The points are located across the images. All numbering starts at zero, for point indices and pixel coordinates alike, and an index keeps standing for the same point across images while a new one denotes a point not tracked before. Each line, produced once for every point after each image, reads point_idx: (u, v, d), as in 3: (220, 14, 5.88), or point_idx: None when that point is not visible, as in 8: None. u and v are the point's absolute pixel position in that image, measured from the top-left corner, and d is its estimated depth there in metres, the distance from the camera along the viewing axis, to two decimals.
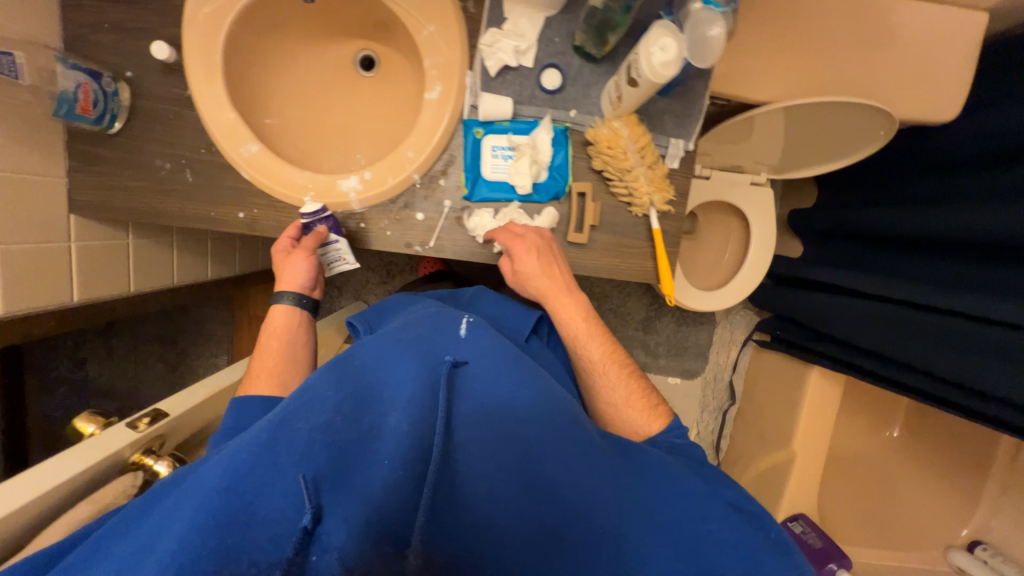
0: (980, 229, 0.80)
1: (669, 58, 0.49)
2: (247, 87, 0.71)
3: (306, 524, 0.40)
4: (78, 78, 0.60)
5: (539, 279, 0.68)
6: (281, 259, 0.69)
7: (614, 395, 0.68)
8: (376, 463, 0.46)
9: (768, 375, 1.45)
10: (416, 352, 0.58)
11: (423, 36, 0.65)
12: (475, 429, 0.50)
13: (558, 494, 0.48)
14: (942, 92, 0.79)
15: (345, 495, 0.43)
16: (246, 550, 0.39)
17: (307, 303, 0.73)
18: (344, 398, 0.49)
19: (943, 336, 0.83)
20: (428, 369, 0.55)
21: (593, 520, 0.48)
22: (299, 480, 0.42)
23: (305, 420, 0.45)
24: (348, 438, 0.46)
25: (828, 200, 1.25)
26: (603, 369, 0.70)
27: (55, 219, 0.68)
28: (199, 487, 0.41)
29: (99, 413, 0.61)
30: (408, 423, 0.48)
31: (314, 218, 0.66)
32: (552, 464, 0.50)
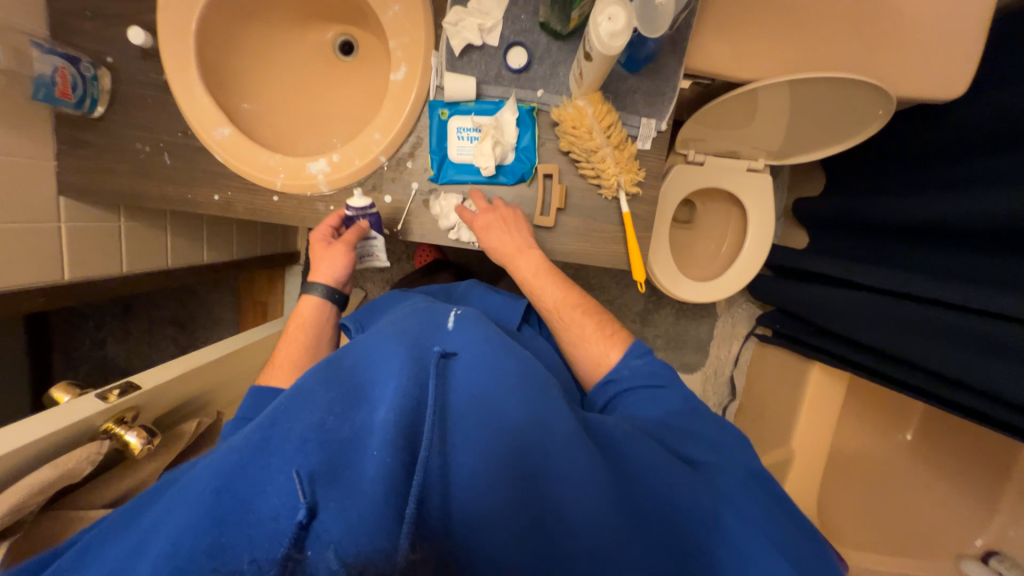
0: (986, 213, 0.75)
1: (618, 28, 0.47)
2: (224, 71, 0.72)
3: (301, 519, 0.39)
4: (56, 62, 0.63)
5: (498, 252, 0.68)
6: (319, 249, 0.70)
7: (575, 335, 0.71)
8: (366, 456, 0.43)
9: (770, 371, 1.39)
10: (405, 341, 0.56)
11: (388, 16, 0.65)
12: (471, 419, 0.48)
13: (560, 483, 0.46)
14: (948, 67, 0.73)
15: (342, 489, 0.41)
16: (243, 548, 0.38)
17: (337, 298, 0.75)
18: (336, 396, 0.48)
19: (952, 334, 0.78)
20: (416, 358, 0.53)
21: (596, 511, 0.45)
22: (294, 477, 0.41)
23: (296, 419, 0.44)
24: (341, 434, 0.44)
25: (834, 188, 1.19)
26: (563, 315, 0.71)
27: (44, 200, 0.72)
28: (194, 490, 0.41)
29: (77, 384, 0.64)
30: (396, 410, 0.45)
31: (359, 214, 0.66)
32: (550, 450, 0.47)
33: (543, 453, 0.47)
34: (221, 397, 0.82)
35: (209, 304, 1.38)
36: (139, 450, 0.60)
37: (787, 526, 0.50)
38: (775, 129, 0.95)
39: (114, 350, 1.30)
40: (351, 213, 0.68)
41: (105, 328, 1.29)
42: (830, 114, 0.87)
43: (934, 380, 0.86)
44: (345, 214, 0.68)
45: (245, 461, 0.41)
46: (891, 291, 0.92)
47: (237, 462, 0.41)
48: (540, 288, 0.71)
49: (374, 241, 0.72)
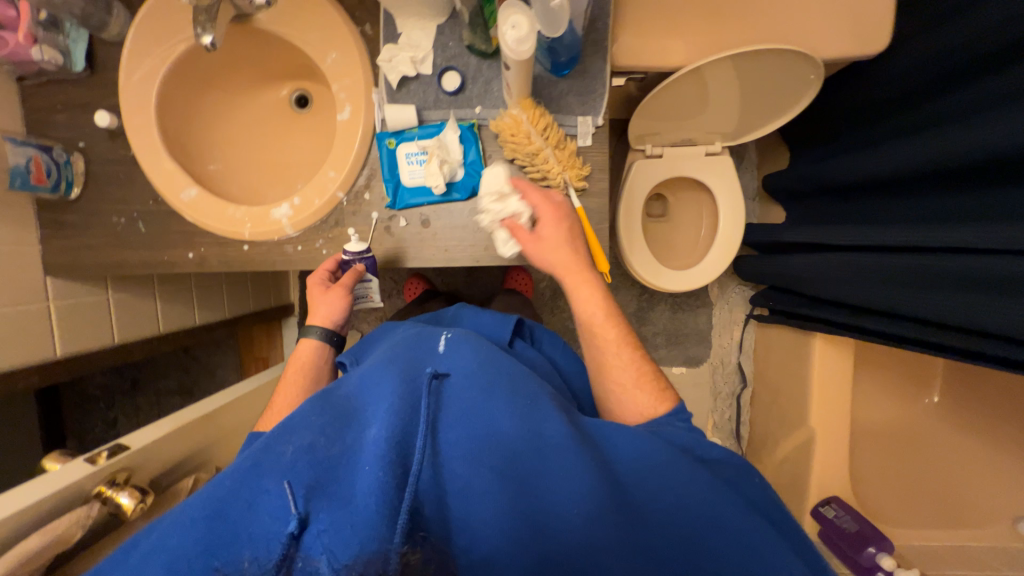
0: (945, 151, 0.74)
1: (522, 35, 0.50)
2: (188, 137, 0.77)
3: (293, 529, 0.38)
4: (28, 152, 0.67)
5: (553, 263, 0.65)
6: (316, 294, 0.69)
7: (622, 376, 0.62)
8: (358, 473, 0.41)
9: (776, 351, 1.36)
10: (397, 362, 0.53)
11: (328, 63, 0.70)
12: (465, 432, 0.45)
13: (555, 492, 0.42)
14: (867, 22, 0.75)
15: (337, 504, 0.40)
16: (243, 548, 0.38)
17: (335, 341, 0.71)
18: (330, 419, 0.46)
19: (933, 277, 0.76)
20: (408, 382, 0.49)
21: (597, 520, 0.41)
22: (285, 491, 0.39)
23: (288, 442, 0.43)
24: (332, 454, 0.42)
25: (799, 158, 1.19)
26: (608, 354, 0.64)
27: (33, 283, 0.76)
28: (188, 511, 0.39)
29: (70, 453, 0.66)
30: (388, 427, 0.43)
31: (357, 257, 0.68)
32: (546, 459, 0.44)
33: (539, 459, 0.44)
34: (221, 452, 0.83)
35: (211, 369, 1.41)
36: (132, 509, 0.60)
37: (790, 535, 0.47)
38: (726, 111, 0.98)
39: (125, 429, 1.30)
40: (347, 257, 0.69)
41: (115, 409, 1.30)
42: (767, 89, 0.90)
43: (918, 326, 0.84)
44: (342, 258, 0.70)
45: (237, 485, 0.40)
46: (863, 246, 0.91)
47: (228, 488, 0.40)
48: (588, 314, 0.65)
49: (369, 283, 0.73)
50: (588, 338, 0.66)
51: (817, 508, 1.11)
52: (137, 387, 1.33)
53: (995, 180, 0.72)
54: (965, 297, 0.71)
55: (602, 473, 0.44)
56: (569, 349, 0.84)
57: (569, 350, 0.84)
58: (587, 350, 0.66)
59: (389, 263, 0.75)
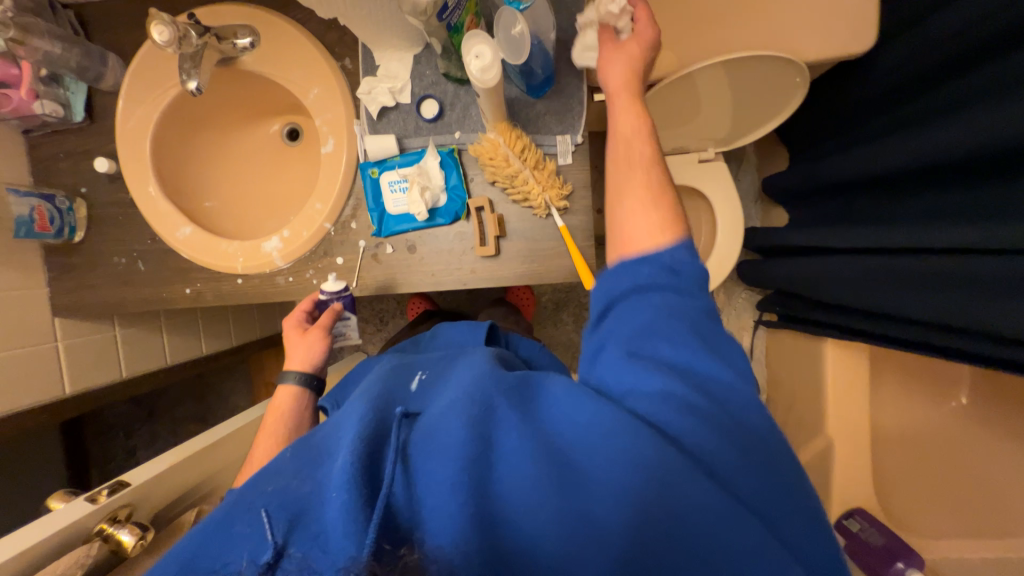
0: (946, 148, 0.71)
1: (487, 63, 0.50)
2: (183, 177, 0.80)
3: (268, 559, 0.38)
4: (32, 202, 0.71)
5: (614, 77, 0.59)
6: (293, 337, 0.67)
7: (634, 192, 0.55)
8: (327, 503, 0.39)
9: (788, 357, 1.31)
10: (371, 394, 0.48)
11: (310, 99, 0.72)
12: (432, 448, 0.40)
13: (539, 504, 0.37)
14: (851, 19, 0.73)
15: (312, 532, 0.39)
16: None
17: (314, 385, 0.65)
18: (302, 456, 0.43)
19: (935, 279, 0.73)
20: (376, 414, 0.45)
21: (575, 522, 0.37)
22: (262, 523, 0.39)
23: (263, 487, 0.41)
24: (304, 491, 0.40)
25: (798, 159, 1.17)
26: (629, 172, 0.56)
27: (41, 324, 0.79)
28: (174, 552, 0.40)
29: (75, 492, 0.68)
30: (349, 457, 0.39)
31: (335, 295, 0.68)
32: (527, 470, 0.38)
33: (519, 469, 0.39)
34: (224, 482, 0.83)
35: (224, 395, 1.44)
36: (133, 545, 0.61)
37: (803, 505, 0.40)
38: (716, 117, 0.96)
39: (144, 456, 1.33)
40: (324, 298, 0.69)
41: (134, 437, 1.33)
42: (755, 94, 0.88)
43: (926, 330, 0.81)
44: (319, 298, 0.69)
45: (217, 527, 0.40)
46: (867, 249, 0.87)
47: (208, 530, 0.40)
48: (623, 127, 0.58)
49: (348, 321, 0.72)
50: (614, 153, 0.58)
51: (840, 521, 1.08)
52: (154, 415, 1.36)
53: (999, 172, 0.68)
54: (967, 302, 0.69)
55: (578, 477, 0.38)
56: (558, 363, 0.82)
57: (553, 356, 0.82)
58: (612, 166, 0.58)
59: (377, 290, 0.76)
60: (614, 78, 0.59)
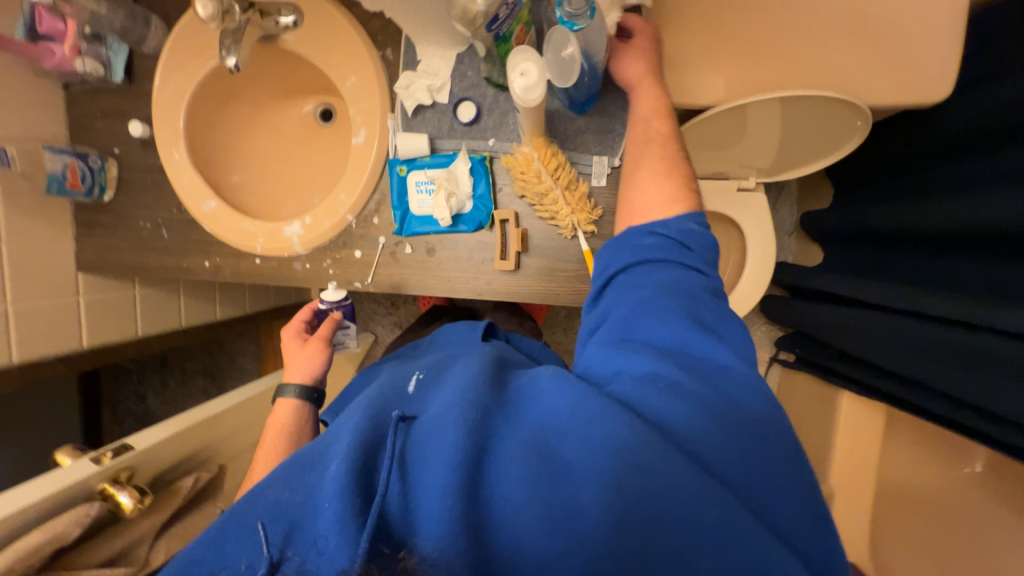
0: (997, 218, 0.67)
1: (531, 82, 0.48)
2: (213, 148, 0.79)
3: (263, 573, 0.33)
4: (65, 160, 0.72)
5: (628, 64, 0.60)
6: (292, 347, 0.67)
7: (648, 162, 0.57)
8: (320, 510, 0.35)
9: (800, 399, 1.27)
10: (365, 403, 0.45)
11: (347, 86, 0.70)
12: (431, 445, 0.37)
13: (547, 509, 0.34)
14: (927, 66, 0.68)
15: (308, 541, 0.35)
16: None
17: (316, 398, 0.65)
18: (295, 460, 0.40)
19: (965, 356, 0.69)
20: (372, 418, 0.41)
21: (577, 522, 0.33)
22: (257, 535, 0.35)
23: (257, 499, 0.38)
24: (296, 500, 0.36)
25: (844, 196, 1.10)
26: (647, 152, 0.58)
27: (65, 278, 0.81)
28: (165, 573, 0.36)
29: (82, 448, 0.71)
30: (343, 462, 0.36)
31: (335, 305, 0.69)
32: (532, 475, 0.35)
33: (523, 473, 0.35)
34: (223, 451, 0.86)
35: (235, 354, 1.46)
36: (130, 509, 0.63)
37: (806, 503, 0.37)
38: (763, 147, 0.91)
39: (154, 403, 1.39)
40: (324, 308, 0.70)
41: (145, 383, 1.38)
42: (808, 129, 0.83)
43: (952, 405, 0.77)
44: (319, 307, 0.70)
45: (207, 546, 0.36)
46: (903, 312, 0.82)
47: (201, 547, 0.36)
48: (642, 108, 0.59)
49: (348, 330, 0.73)
50: (633, 133, 0.60)
51: None
52: (166, 365, 1.40)
53: None
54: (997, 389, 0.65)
55: (570, 466, 0.35)
56: (562, 365, 0.78)
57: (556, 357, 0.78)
58: (631, 147, 0.60)
59: (392, 288, 0.75)
60: (631, 68, 0.60)
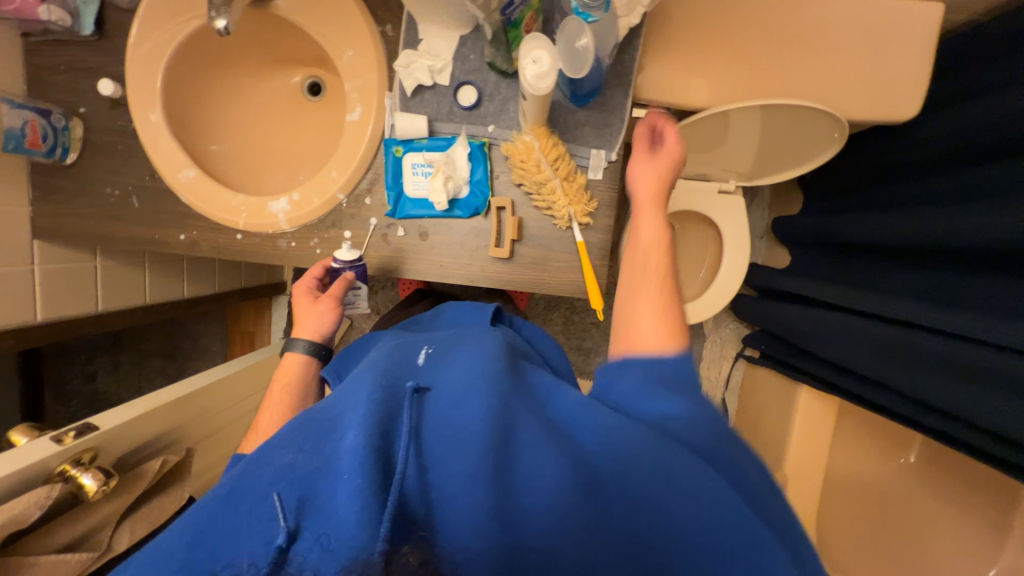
0: (949, 232, 0.73)
1: (542, 71, 0.49)
2: (192, 114, 0.75)
3: (280, 544, 0.33)
4: (26, 116, 0.66)
5: (641, 187, 0.66)
6: (304, 304, 0.65)
7: (647, 296, 0.58)
8: (337, 483, 0.35)
9: (761, 394, 1.34)
10: (376, 370, 0.44)
11: (343, 61, 0.68)
12: (452, 430, 0.38)
13: (565, 498, 0.35)
14: (898, 87, 0.73)
15: (323, 516, 0.34)
16: (228, 568, 0.34)
17: (323, 354, 0.65)
18: (306, 428, 0.39)
19: (921, 357, 0.75)
20: (387, 388, 0.41)
21: (600, 518, 0.34)
22: (273, 503, 0.35)
23: (268, 463, 0.37)
24: (310, 467, 0.36)
25: (812, 204, 1.17)
26: (644, 283, 0.60)
27: (18, 245, 0.74)
28: (169, 540, 0.35)
29: (39, 427, 0.66)
30: (364, 433, 0.36)
31: (347, 264, 0.66)
32: (552, 464, 0.36)
33: (543, 459, 0.36)
34: (192, 433, 0.82)
35: (196, 336, 1.39)
36: (94, 491, 0.60)
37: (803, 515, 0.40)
38: (745, 153, 0.96)
39: (104, 384, 1.25)
40: (337, 265, 0.68)
41: (96, 362, 1.24)
42: (787, 138, 0.88)
43: (901, 399, 0.84)
44: (332, 265, 0.68)
45: (219, 510, 0.36)
46: (866, 313, 0.87)
47: (207, 513, 0.36)
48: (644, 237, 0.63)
49: (358, 290, 0.71)
50: (632, 258, 0.63)
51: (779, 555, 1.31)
52: (118, 342, 1.27)
53: (993, 263, 0.72)
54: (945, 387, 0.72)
55: (591, 466, 0.37)
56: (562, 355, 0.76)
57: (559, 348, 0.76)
58: (627, 274, 0.62)
59: (381, 270, 0.73)
60: (643, 191, 0.65)
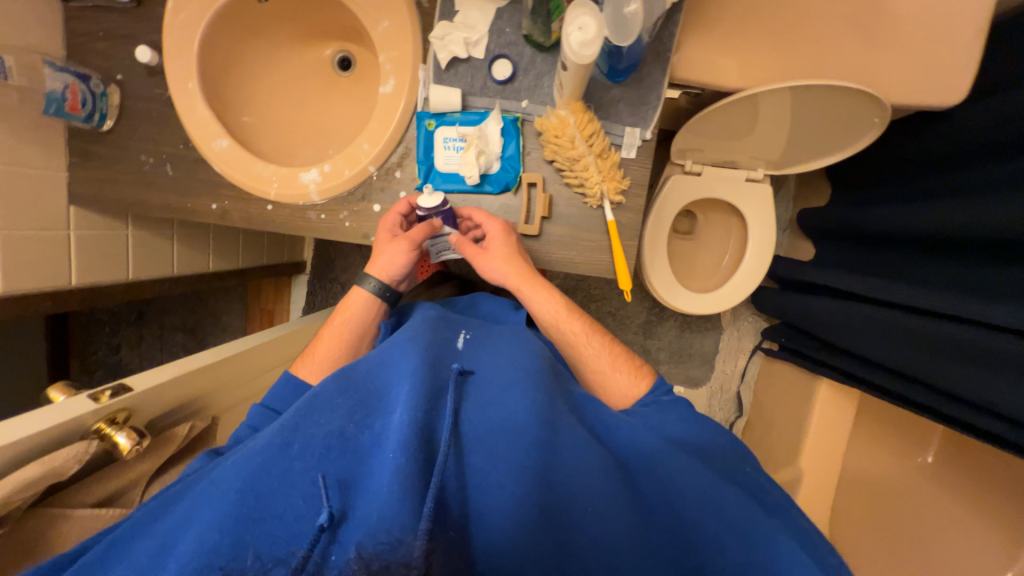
0: (988, 224, 0.71)
1: (588, 37, 0.49)
2: (226, 84, 0.75)
3: (323, 522, 0.41)
4: (66, 79, 0.67)
5: (506, 277, 0.67)
6: (383, 241, 0.68)
7: (600, 362, 0.65)
8: (382, 461, 0.43)
9: (777, 388, 1.33)
10: (423, 351, 0.53)
11: (378, 31, 0.67)
12: (482, 424, 0.48)
13: (574, 488, 0.44)
14: (942, 73, 0.71)
15: (364, 493, 0.43)
16: (273, 525, 0.41)
17: (389, 296, 0.70)
18: (355, 404, 0.48)
19: (966, 351, 0.71)
20: (435, 371, 0.51)
21: (603, 510, 0.43)
22: (317, 482, 0.43)
23: (317, 424, 0.45)
24: (360, 442, 0.46)
25: (841, 196, 1.15)
26: (579, 343, 0.67)
27: (56, 209, 0.76)
28: (223, 487, 0.43)
29: (76, 386, 0.68)
30: (410, 414, 0.45)
31: (431, 211, 0.65)
32: (570, 460, 0.45)
33: (558, 454, 0.45)
34: (219, 401, 0.83)
35: (218, 313, 1.39)
36: (128, 450, 0.61)
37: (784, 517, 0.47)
38: (775, 140, 0.94)
39: (129, 356, 1.26)
40: (422, 211, 0.66)
41: (120, 335, 1.24)
42: (823, 124, 0.86)
43: (925, 390, 0.83)
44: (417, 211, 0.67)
45: (269, 461, 0.43)
46: (895, 305, 0.86)
47: (259, 462, 0.43)
48: (547, 314, 0.68)
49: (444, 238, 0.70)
50: (555, 337, 0.68)
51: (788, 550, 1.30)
52: (143, 317, 1.27)
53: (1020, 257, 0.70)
54: (968, 376, 0.71)
55: (598, 461, 0.46)
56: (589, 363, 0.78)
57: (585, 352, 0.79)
58: (566, 353, 0.68)
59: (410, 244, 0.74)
60: (504, 279, 0.66)
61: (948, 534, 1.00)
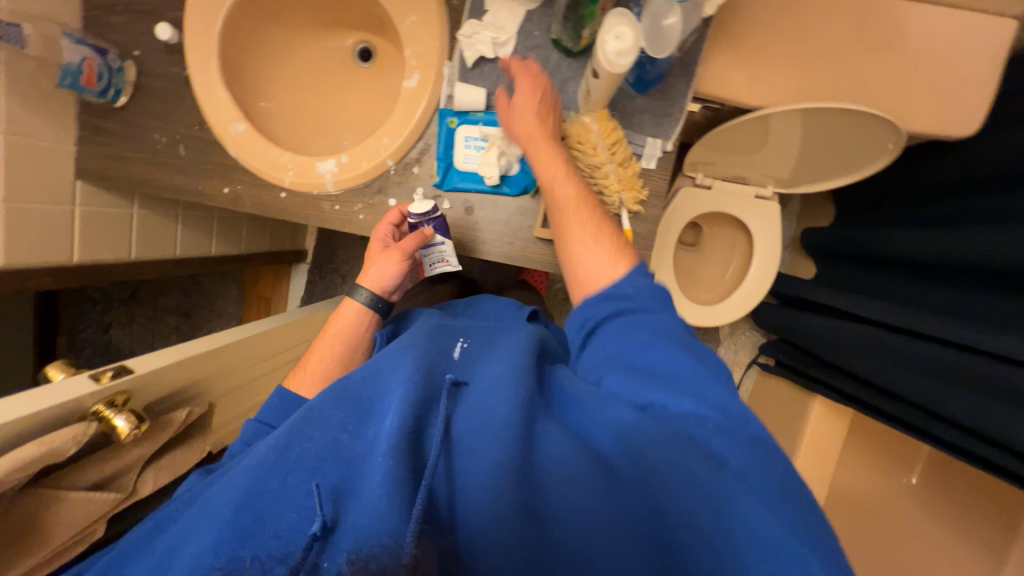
0: (992, 254, 0.73)
1: (624, 47, 0.49)
2: (246, 67, 0.74)
3: (316, 529, 0.41)
4: (83, 52, 0.65)
5: (519, 129, 0.61)
6: (375, 252, 0.68)
7: (581, 233, 0.59)
8: (373, 470, 0.42)
9: (770, 404, 1.34)
10: (417, 357, 0.52)
11: (405, 25, 0.67)
12: (469, 425, 0.45)
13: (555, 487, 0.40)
14: (956, 105, 0.73)
15: (355, 500, 0.42)
16: (269, 537, 0.42)
17: (381, 307, 0.69)
18: (351, 414, 0.48)
19: (962, 376, 0.73)
20: (428, 377, 0.49)
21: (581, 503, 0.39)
22: (312, 491, 0.43)
23: (311, 438, 0.46)
24: (354, 453, 0.45)
25: (846, 218, 1.16)
26: (569, 216, 0.60)
27: (62, 183, 0.74)
28: (221, 503, 0.44)
29: (74, 364, 0.67)
30: (400, 422, 0.44)
31: (422, 218, 0.65)
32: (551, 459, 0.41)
33: (541, 455, 0.42)
34: (216, 388, 0.82)
35: (214, 296, 1.37)
36: (126, 433, 0.60)
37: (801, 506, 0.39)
38: (788, 159, 0.95)
39: (117, 335, 1.23)
40: (414, 219, 0.66)
41: (111, 314, 1.22)
42: (836, 146, 0.87)
43: (917, 412, 0.85)
44: (408, 219, 0.67)
45: (264, 476, 0.44)
46: (895, 326, 0.86)
47: (257, 475, 0.44)
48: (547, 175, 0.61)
49: (438, 247, 0.69)
50: (549, 202, 0.62)
51: None
52: (135, 296, 1.24)
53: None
54: (959, 406, 0.73)
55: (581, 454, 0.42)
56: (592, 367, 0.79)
57: None
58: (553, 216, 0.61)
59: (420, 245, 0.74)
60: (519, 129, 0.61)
61: (931, 554, 1.02)
